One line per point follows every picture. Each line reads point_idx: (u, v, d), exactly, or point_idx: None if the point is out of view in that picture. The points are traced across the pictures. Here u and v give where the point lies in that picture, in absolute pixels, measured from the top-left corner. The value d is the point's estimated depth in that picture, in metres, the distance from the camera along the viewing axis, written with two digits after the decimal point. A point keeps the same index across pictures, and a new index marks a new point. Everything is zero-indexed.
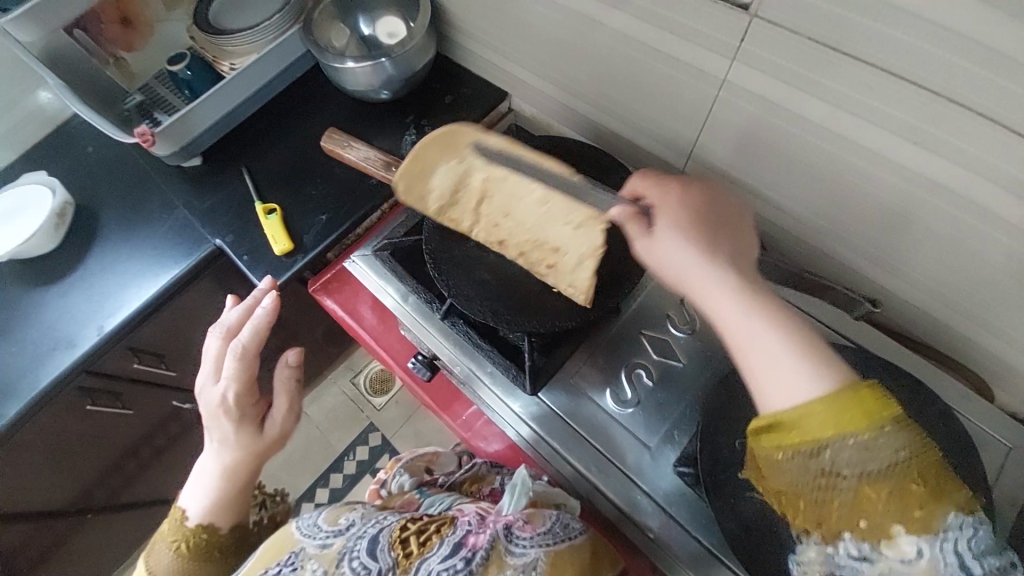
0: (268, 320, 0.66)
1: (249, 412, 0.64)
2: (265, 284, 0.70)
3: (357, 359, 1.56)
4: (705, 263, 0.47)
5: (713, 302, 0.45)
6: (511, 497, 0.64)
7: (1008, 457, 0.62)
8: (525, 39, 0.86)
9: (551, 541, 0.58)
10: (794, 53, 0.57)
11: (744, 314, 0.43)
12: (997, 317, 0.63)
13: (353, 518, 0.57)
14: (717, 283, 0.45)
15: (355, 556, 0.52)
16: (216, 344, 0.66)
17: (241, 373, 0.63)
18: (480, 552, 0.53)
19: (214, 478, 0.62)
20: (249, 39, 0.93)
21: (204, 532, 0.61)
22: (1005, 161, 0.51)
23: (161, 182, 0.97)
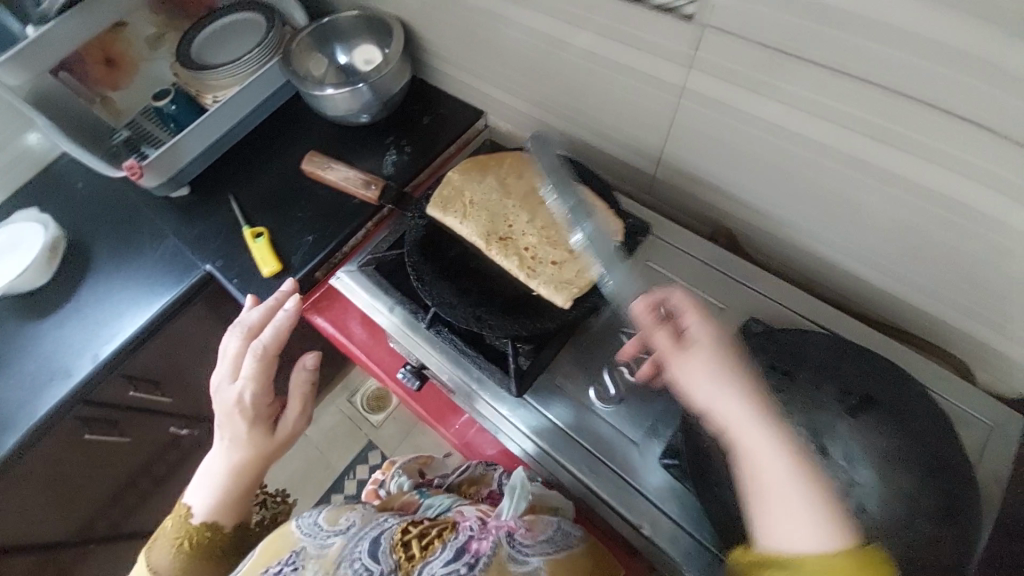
0: (289, 322, 0.71)
1: (263, 411, 0.69)
2: (287, 287, 0.75)
3: (353, 381, 1.56)
4: (746, 398, 0.52)
5: (747, 438, 0.50)
6: (510, 500, 0.60)
7: (990, 433, 0.60)
8: (496, 59, 0.90)
9: (550, 550, 0.58)
10: (745, 58, 0.60)
11: (769, 450, 0.49)
12: (964, 298, 0.65)
13: (353, 519, 0.59)
14: (750, 420, 0.51)
15: (357, 558, 0.53)
16: (236, 343, 0.71)
17: (258, 375, 0.68)
18: (483, 558, 0.54)
19: (223, 475, 0.67)
20: (232, 71, 0.97)
21: (207, 531, 0.66)
22: (951, 146, 0.53)
23: (150, 214, 0.99)
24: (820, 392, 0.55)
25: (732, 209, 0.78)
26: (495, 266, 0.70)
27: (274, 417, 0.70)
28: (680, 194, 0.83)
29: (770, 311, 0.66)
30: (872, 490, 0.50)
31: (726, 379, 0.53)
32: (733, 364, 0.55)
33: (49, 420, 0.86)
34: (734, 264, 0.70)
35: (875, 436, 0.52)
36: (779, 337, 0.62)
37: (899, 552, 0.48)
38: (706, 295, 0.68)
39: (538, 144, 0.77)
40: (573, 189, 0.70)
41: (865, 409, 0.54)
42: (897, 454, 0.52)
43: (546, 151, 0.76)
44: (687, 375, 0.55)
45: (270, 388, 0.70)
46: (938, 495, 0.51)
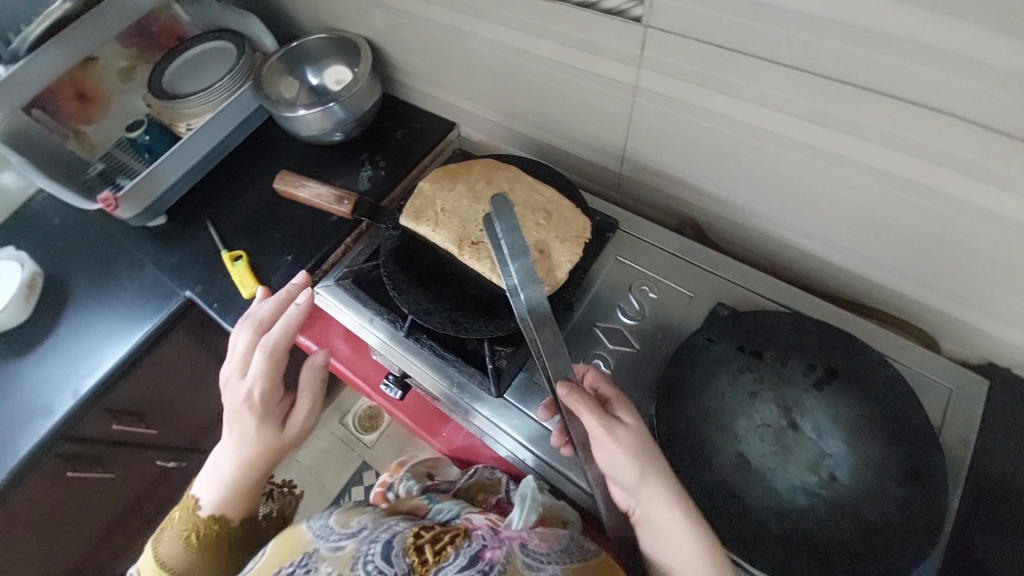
0: (298, 316, 0.70)
1: (272, 408, 0.70)
2: (296, 280, 0.72)
3: (345, 400, 1.56)
4: (646, 479, 0.52)
5: (652, 511, 0.52)
6: (521, 510, 0.62)
7: (951, 397, 0.60)
8: (462, 72, 0.92)
9: (565, 559, 0.58)
10: (691, 55, 0.63)
11: (669, 523, 0.52)
12: (919, 271, 0.67)
13: (364, 522, 0.60)
14: (655, 496, 0.52)
15: (369, 559, 0.54)
16: (246, 337, 0.70)
17: (267, 371, 0.68)
18: (496, 566, 0.55)
19: (233, 471, 0.69)
20: (204, 99, 0.99)
21: (215, 524, 0.69)
22: (889, 125, 0.56)
23: (128, 244, 1.00)
24: (789, 369, 0.58)
25: (697, 202, 0.81)
26: (469, 271, 0.71)
27: (282, 414, 0.71)
28: (648, 190, 0.86)
29: (739, 296, 0.68)
30: (842, 458, 0.54)
31: (631, 459, 0.53)
32: (638, 439, 0.54)
33: (35, 456, 0.86)
34: (700, 253, 0.71)
35: (840, 405, 0.56)
36: (747, 319, 0.63)
37: (869, 514, 0.52)
38: (676, 283, 0.70)
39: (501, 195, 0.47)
40: (531, 272, 0.49)
41: (830, 381, 0.57)
42: (861, 419, 0.55)
43: (513, 205, 0.47)
44: (608, 453, 0.53)
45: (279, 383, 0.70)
46: (906, 457, 0.53)
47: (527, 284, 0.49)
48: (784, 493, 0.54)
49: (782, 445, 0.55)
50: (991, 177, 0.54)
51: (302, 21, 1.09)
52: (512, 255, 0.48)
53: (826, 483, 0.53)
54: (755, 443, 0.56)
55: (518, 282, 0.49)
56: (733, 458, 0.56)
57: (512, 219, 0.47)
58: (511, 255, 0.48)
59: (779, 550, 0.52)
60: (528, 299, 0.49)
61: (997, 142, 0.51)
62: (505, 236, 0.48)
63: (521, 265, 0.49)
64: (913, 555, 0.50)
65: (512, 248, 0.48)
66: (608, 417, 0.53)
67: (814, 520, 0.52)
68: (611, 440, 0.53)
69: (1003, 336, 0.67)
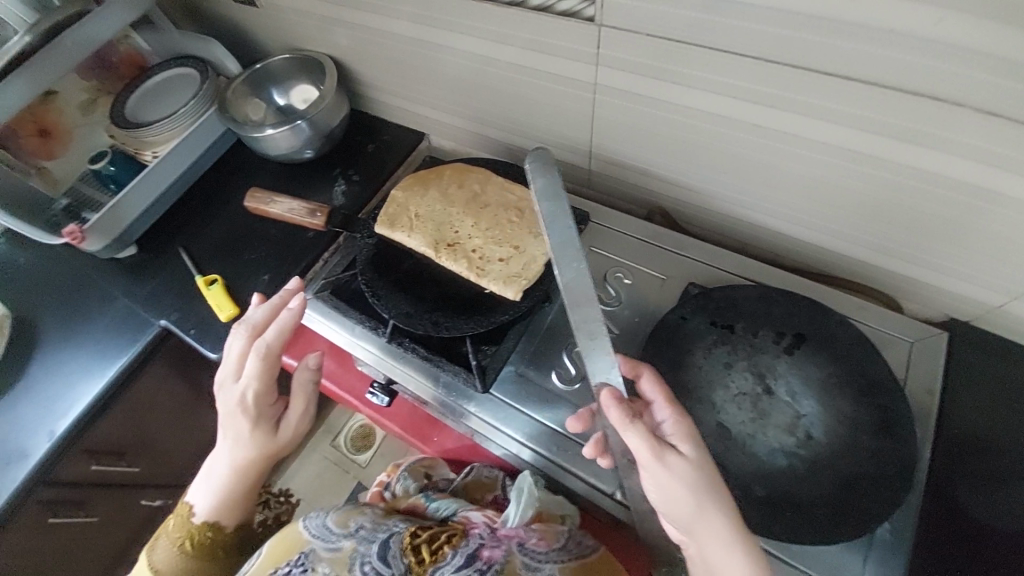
0: (294, 319, 0.69)
1: (265, 412, 0.71)
2: (291, 285, 0.70)
3: (336, 419, 1.55)
4: (702, 506, 0.49)
5: (708, 538, 0.50)
6: (517, 506, 0.67)
7: (911, 350, 0.63)
8: (426, 82, 0.95)
9: (563, 557, 0.65)
10: (641, 49, 0.66)
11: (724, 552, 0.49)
12: (874, 236, 0.71)
13: (362, 523, 0.68)
14: (713, 523, 0.49)
15: (366, 561, 0.62)
16: (241, 343, 0.70)
17: (261, 374, 0.68)
18: (494, 565, 0.62)
19: (229, 471, 0.72)
20: (168, 127, 0.99)
21: (208, 530, 0.75)
22: (830, 100, 0.59)
23: (99, 276, 0.98)
24: (760, 338, 0.61)
25: (663, 189, 0.85)
26: (446, 272, 0.72)
27: (275, 417, 0.72)
28: (616, 183, 0.89)
29: (709, 275, 0.71)
30: (815, 417, 0.57)
31: (686, 487, 0.49)
32: (693, 463, 0.50)
33: (12, 505, 0.83)
34: (669, 237, 0.74)
35: (808, 368, 0.59)
36: (716, 295, 0.65)
37: (846, 467, 0.54)
38: (648, 265, 0.72)
39: (544, 164, 0.54)
40: (570, 236, 0.51)
41: (798, 346, 0.60)
42: (829, 379, 0.58)
43: (557, 177, 0.53)
44: (656, 482, 0.50)
45: (272, 388, 0.71)
46: (874, 410, 0.56)
47: (565, 246, 0.51)
48: (765, 455, 0.56)
49: (758, 410, 0.58)
50: (929, 141, 0.57)
51: (265, 43, 1.10)
52: (552, 218, 0.52)
53: (803, 442, 0.56)
54: (733, 410, 0.58)
55: (559, 245, 0.52)
56: (713, 426, 0.58)
57: (553, 186, 0.53)
58: (550, 218, 0.52)
59: (765, 510, 0.53)
60: (567, 261, 0.51)
61: (931, 108, 0.54)
62: (545, 201, 0.53)
63: (560, 228, 0.52)
64: (891, 501, 0.52)
65: (551, 213, 0.52)
66: (660, 443, 0.50)
67: (795, 478, 0.54)
68: (669, 468, 0.49)
69: (958, 292, 0.71)
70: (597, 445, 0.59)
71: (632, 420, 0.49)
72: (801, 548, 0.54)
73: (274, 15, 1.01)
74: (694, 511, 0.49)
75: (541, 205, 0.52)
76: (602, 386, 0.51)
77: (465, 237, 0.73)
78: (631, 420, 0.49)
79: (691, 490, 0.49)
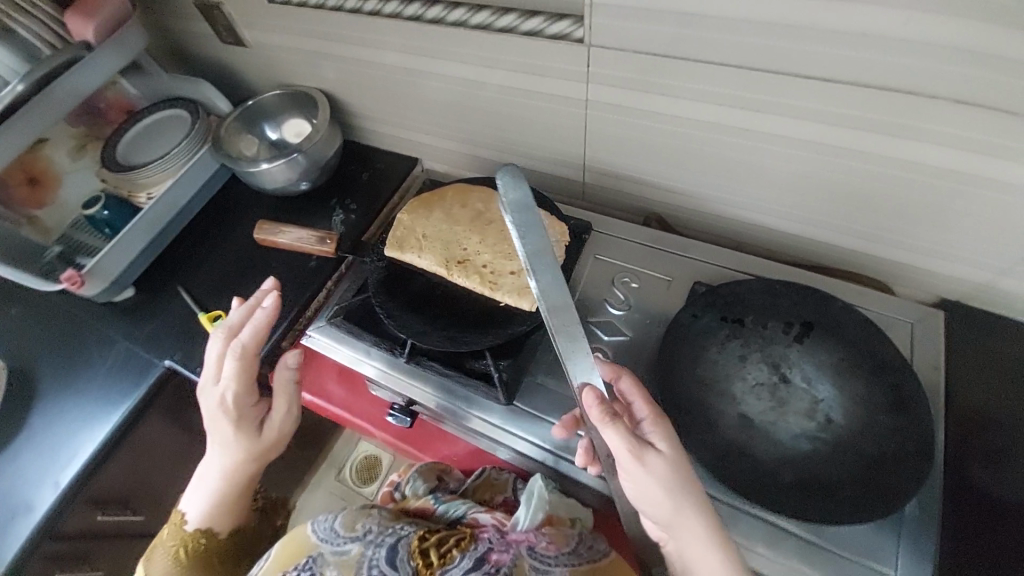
0: (266, 318, 0.75)
1: (247, 413, 0.76)
2: (264, 285, 0.78)
3: (340, 453, 1.52)
4: (677, 500, 0.52)
5: (685, 532, 0.52)
6: (527, 509, 0.69)
7: (913, 329, 0.66)
8: (418, 108, 0.97)
9: (573, 561, 0.64)
10: (631, 65, 0.70)
11: (701, 545, 0.51)
12: (861, 225, 0.75)
13: (371, 526, 0.67)
14: (688, 516, 0.52)
15: (375, 564, 0.62)
16: (220, 345, 0.76)
17: (238, 375, 0.74)
18: (503, 568, 0.62)
19: (217, 473, 0.78)
20: (161, 168, 0.99)
21: (201, 536, 0.80)
22: (810, 101, 0.64)
23: (96, 323, 0.96)
24: (770, 330, 0.64)
25: (657, 195, 0.88)
26: (458, 289, 0.73)
27: (258, 417, 0.77)
28: (611, 193, 0.92)
29: (711, 273, 0.73)
30: (832, 400, 0.59)
31: (662, 482, 0.52)
32: (668, 457, 0.53)
33: (19, 562, 0.80)
34: (671, 240, 0.76)
35: (819, 355, 0.62)
36: (723, 292, 0.67)
37: (868, 446, 0.56)
38: (652, 268, 0.75)
39: (511, 176, 0.52)
40: (545, 250, 0.51)
41: (807, 335, 0.63)
42: (840, 363, 0.61)
43: (527, 191, 0.51)
44: (638, 481, 0.52)
45: (252, 388, 0.77)
46: (886, 389, 0.58)
47: (540, 262, 0.51)
48: (789, 442, 0.57)
49: (777, 399, 0.60)
50: (907, 132, 0.62)
51: (254, 81, 1.12)
52: (525, 234, 0.51)
53: (824, 426, 0.58)
54: (754, 401, 0.60)
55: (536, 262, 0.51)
56: (736, 419, 0.59)
57: (523, 201, 0.51)
58: (523, 234, 0.51)
59: (796, 494, 0.54)
60: (544, 277, 0.51)
61: (905, 100, 0.59)
62: (516, 217, 0.51)
63: (534, 243, 0.51)
64: (916, 474, 0.53)
65: (524, 228, 0.51)
66: (638, 442, 0.52)
67: (821, 461, 0.56)
68: (642, 462, 0.51)
69: (944, 271, 0.75)
70: (586, 454, 0.62)
71: (612, 420, 0.51)
72: (835, 529, 0.55)
73: (264, 53, 1.03)
74: (671, 504, 0.52)
75: (511, 220, 0.51)
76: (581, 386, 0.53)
77: (474, 253, 0.74)
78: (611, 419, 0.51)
79: (667, 484, 0.51)
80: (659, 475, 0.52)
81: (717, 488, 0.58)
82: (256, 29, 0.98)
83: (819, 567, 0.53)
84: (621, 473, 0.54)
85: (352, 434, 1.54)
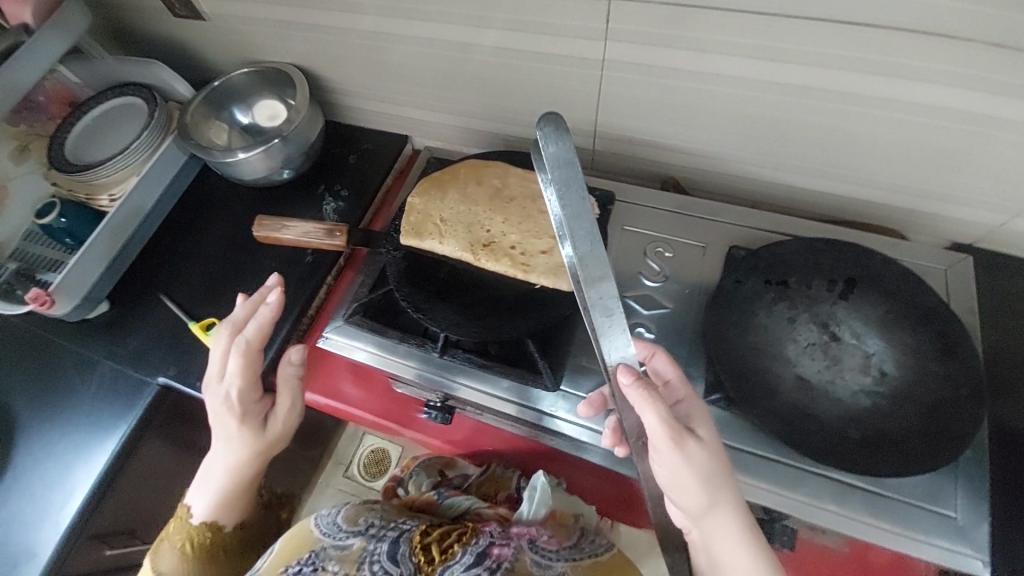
0: (272, 316, 0.69)
1: (252, 409, 0.71)
2: (270, 280, 0.70)
3: (345, 450, 1.42)
4: (709, 487, 0.51)
5: (712, 516, 0.53)
6: (532, 502, 0.76)
7: (947, 275, 0.67)
8: (406, 80, 0.89)
9: (575, 556, 0.69)
10: (650, 19, 0.65)
11: (726, 528, 0.53)
12: (878, 176, 0.73)
13: (370, 521, 0.71)
14: (717, 500, 0.52)
15: (376, 560, 0.65)
16: (224, 337, 0.70)
17: (244, 372, 0.68)
18: (503, 562, 0.65)
19: (224, 473, 0.73)
20: (122, 164, 0.87)
21: (208, 531, 0.76)
22: (840, 49, 0.59)
23: (68, 345, 0.86)
24: (815, 288, 0.63)
25: (671, 158, 0.85)
26: (486, 274, 0.69)
27: (264, 413, 0.72)
28: (622, 159, 0.89)
29: (742, 235, 0.72)
30: (884, 353, 0.59)
31: (695, 470, 0.51)
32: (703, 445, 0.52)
33: None
34: (699, 205, 0.74)
35: (867, 309, 0.61)
36: (763, 255, 0.66)
37: (926, 394, 0.56)
38: (680, 234, 0.73)
39: (553, 125, 0.42)
40: (585, 215, 0.42)
41: (851, 290, 0.62)
42: (888, 316, 0.60)
43: (570, 144, 0.42)
44: (671, 468, 0.51)
45: (257, 383, 0.71)
46: (936, 337, 0.58)
47: (579, 231, 0.43)
48: (848, 399, 0.57)
49: (831, 357, 0.60)
50: (936, 81, 0.58)
51: (215, 59, 1.00)
52: (563, 195, 0.42)
53: (879, 380, 0.58)
54: (808, 362, 0.60)
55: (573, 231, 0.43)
56: (794, 381, 0.59)
57: (564, 155, 0.42)
58: (561, 196, 0.42)
59: (863, 450, 0.54)
60: (582, 249, 0.43)
61: (940, 46, 0.55)
62: (555, 174, 0.42)
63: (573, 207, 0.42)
64: (973, 417, 0.54)
65: (563, 188, 0.41)
66: (678, 431, 0.51)
67: (880, 414, 0.56)
68: (676, 451, 0.50)
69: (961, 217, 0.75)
70: (614, 435, 0.60)
71: (656, 406, 0.48)
72: (898, 479, 0.56)
73: (225, 26, 0.91)
74: (702, 490, 0.52)
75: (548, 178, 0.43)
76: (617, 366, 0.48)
77: (499, 233, 0.70)
78: (653, 403, 0.48)
79: (700, 472, 0.51)
80: (694, 464, 0.51)
81: (780, 452, 0.58)
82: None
83: (889, 518, 0.54)
84: (651, 457, 0.53)
85: (356, 430, 1.45)
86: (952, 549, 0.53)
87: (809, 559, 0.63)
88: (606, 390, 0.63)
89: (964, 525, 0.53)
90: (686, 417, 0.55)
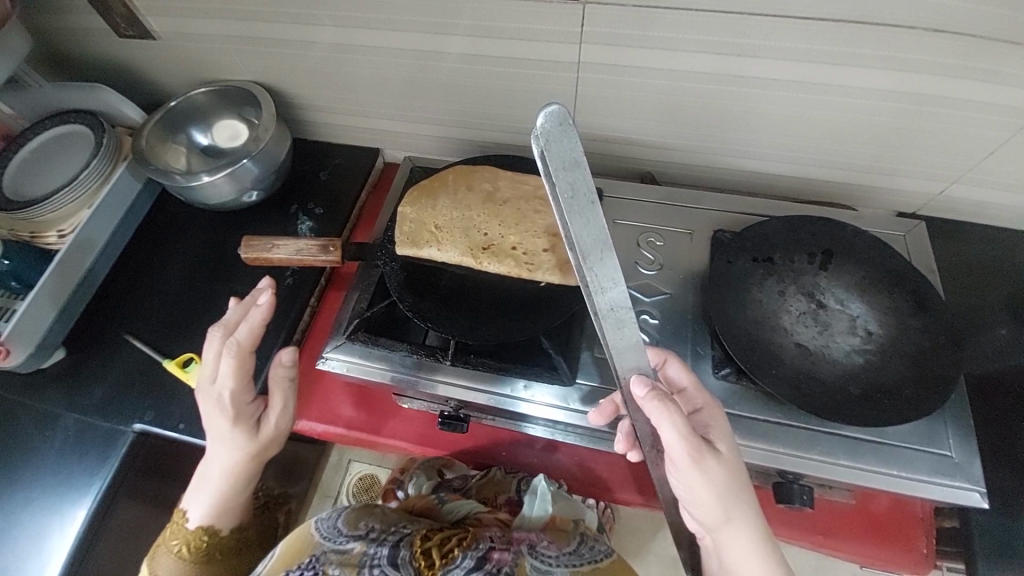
0: (264, 317, 0.63)
1: (244, 412, 0.66)
2: (264, 281, 0.64)
3: (330, 482, 1.23)
4: (723, 495, 0.51)
5: (726, 522, 0.52)
6: (536, 501, 0.81)
7: (907, 239, 0.75)
8: (374, 91, 0.87)
9: (574, 561, 0.67)
10: (622, 21, 0.66)
11: (738, 535, 0.53)
12: (844, 156, 0.78)
13: (370, 527, 0.68)
14: (733, 506, 0.52)
15: (377, 564, 0.61)
16: (213, 339, 0.64)
17: (238, 374, 0.63)
18: (505, 566, 0.62)
19: (223, 477, 0.67)
20: (67, 198, 0.80)
21: (204, 536, 0.70)
22: (804, 43, 0.64)
23: (24, 400, 0.78)
24: (798, 262, 0.68)
25: (648, 155, 0.87)
26: (490, 277, 0.70)
27: (256, 416, 0.67)
28: (598, 158, 0.90)
29: (723, 220, 0.76)
30: (866, 315, 0.64)
31: (711, 480, 0.51)
32: (717, 453, 0.52)
33: None
34: (683, 194, 0.79)
35: (845, 277, 0.67)
36: (747, 235, 0.70)
37: (907, 347, 0.61)
38: (665, 225, 0.76)
39: (557, 119, 0.38)
40: (594, 220, 0.41)
41: (830, 260, 0.68)
42: (864, 280, 0.66)
43: (575, 141, 0.39)
44: (688, 476, 0.51)
45: (251, 384, 0.66)
46: (906, 295, 0.65)
47: (589, 238, 0.41)
48: (843, 358, 0.62)
49: (821, 323, 0.64)
50: (886, 64, 0.64)
51: (166, 81, 0.95)
52: (571, 205, 0.39)
53: (867, 338, 0.63)
54: (803, 330, 0.64)
55: (582, 238, 0.41)
56: (794, 348, 0.63)
57: (570, 153, 0.39)
58: (570, 201, 0.39)
59: (866, 403, 0.59)
60: (593, 257, 0.42)
61: (890, 35, 0.61)
62: (561, 174, 0.39)
63: (582, 214, 0.40)
64: (949, 361, 0.60)
65: (572, 190, 0.39)
66: (698, 444, 0.50)
67: (875, 369, 0.61)
68: (690, 461, 0.50)
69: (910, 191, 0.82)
70: (626, 439, 0.63)
71: (671, 412, 0.48)
72: (894, 427, 0.61)
73: (176, 46, 0.87)
74: (717, 498, 0.51)
75: (553, 181, 0.39)
76: (630, 374, 0.49)
77: (499, 235, 0.70)
78: (669, 413, 0.48)
79: (715, 480, 0.51)
80: (710, 473, 0.51)
81: (792, 416, 0.63)
82: (161, 14, 0.81)
83: (896, 463, 0.60)
84: (670, 466, 0.53)
85: (340, 458, 1.26)
86: (953, 484, 0.59)
87: (821, 514, 0.73)
88: (616, 396, 0.63)
89: (960, 462, 0.59)
90: (704, 428, 0.56)
